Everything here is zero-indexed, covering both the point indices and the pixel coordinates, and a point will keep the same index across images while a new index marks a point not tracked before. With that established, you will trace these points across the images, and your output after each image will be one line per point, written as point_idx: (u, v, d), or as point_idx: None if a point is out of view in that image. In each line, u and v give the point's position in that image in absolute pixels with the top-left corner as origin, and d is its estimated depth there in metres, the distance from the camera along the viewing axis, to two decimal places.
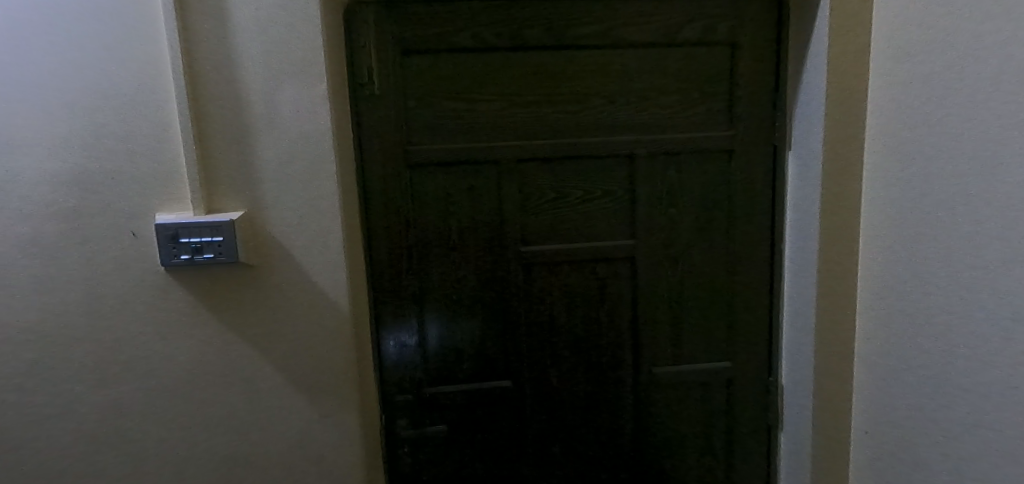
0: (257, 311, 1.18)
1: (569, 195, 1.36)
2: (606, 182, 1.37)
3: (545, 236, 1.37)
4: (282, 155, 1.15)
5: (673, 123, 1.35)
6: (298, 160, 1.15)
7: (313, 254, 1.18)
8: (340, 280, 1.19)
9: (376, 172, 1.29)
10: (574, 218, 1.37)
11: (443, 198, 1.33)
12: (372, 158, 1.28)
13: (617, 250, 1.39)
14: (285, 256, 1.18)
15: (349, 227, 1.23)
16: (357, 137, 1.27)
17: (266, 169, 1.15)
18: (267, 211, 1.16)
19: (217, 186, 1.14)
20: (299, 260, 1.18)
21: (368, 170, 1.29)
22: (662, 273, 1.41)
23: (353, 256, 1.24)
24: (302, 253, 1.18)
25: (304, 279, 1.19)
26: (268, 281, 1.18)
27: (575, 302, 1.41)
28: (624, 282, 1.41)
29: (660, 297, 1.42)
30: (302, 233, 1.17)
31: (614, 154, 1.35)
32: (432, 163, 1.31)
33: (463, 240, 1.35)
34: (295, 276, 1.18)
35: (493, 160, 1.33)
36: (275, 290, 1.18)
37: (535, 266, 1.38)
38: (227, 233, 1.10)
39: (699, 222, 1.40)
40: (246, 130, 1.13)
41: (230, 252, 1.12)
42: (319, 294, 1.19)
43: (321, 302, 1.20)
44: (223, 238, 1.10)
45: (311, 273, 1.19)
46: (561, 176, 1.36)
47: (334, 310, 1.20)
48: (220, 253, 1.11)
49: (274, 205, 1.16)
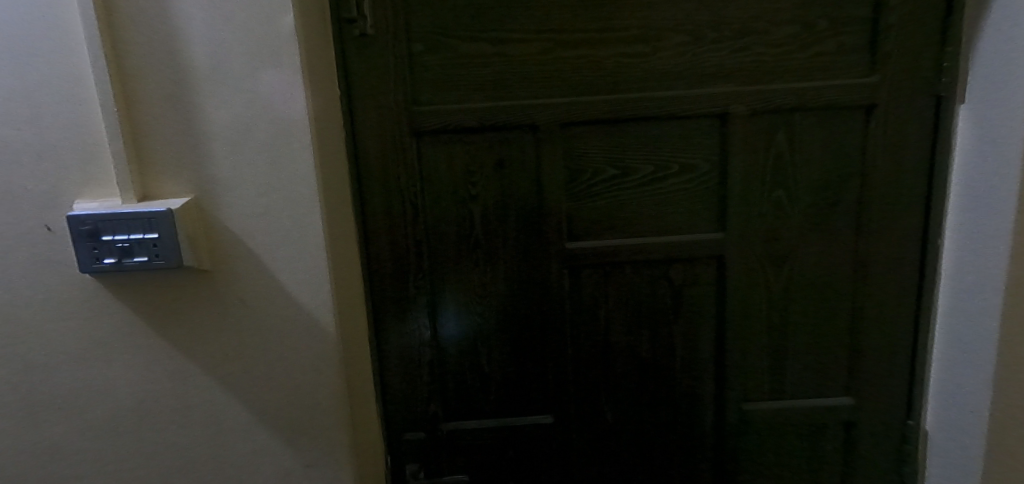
0: (218, 331, 0.89)
1: (633, 172, 0.99)
2: (686, 152, 0.99)
3: (601, 227, 1.01)
4: (238, 120, 0.82)
5: (787, 68, 0.95)
6: (256, 126, 0.82)
7: (283, 257, 0.87)
8: (323, 292, 0.88)
9: (373, 143, 0.96)
10: (640, 204, 1.01)
11: (462, 177, 0.99)
12: (366, 124, 0.95)
13: (699, 247, 1.01)
14: (249, 259, 0.87)
15: (334, 218, 0.90)
16: (346, 96, 0.94)
17: (217, 140, 0.83)
18: (218, 199, 0.85)
19: (156, 163, 0.83)
20: (266, 264, 0.87)
21: (361, 140, 0.96)
22: (763, 279, 1.03)
23: (340, 258, 0.92)
24: (271, 255, 0.87)
25: (275, 291, 0.88)
26: (229, 291, 0.88)
27: (639, 316, 1.05)
28: (707, 290, 1.04)
29: (759, 311, 1.04)
30: (271, 229, 0.86)
31: (699, 113, 0.96)
32: (448, 129, 0.97)
33: (490, 233, 1.01)
34: (263, 286, 0.88)
35: (529, 123, 0.97)
36: (239, 303, 0.89)
37: (586, 268, 1.03)
38: (164, 229, 0.81)
39: (817, 210, 1.00)
40: (186, 85, 0.81)
41: (170, 254, 0.82)
42: (295, 310, 0.89)
43: (298, 320, 0.89)
44: (158, 236, 0.81)
45: (283, 281, 0.88)
46: (624, 144, 0.98)
47: (315, 332, 0.90)
48: (155, 256, 0.82)
49: (232, 189, 0.84)
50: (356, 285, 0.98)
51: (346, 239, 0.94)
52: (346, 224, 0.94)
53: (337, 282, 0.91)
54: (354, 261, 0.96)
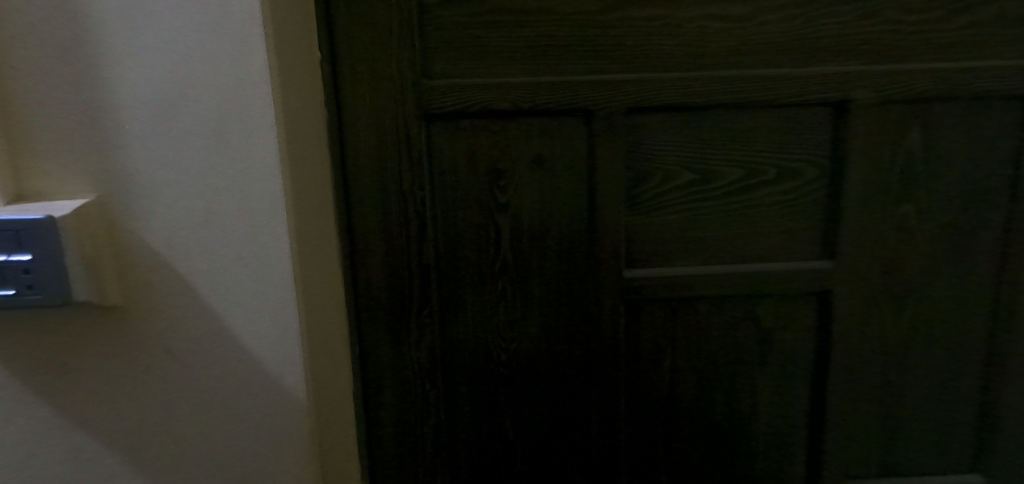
0: (135, 403, 0.57)
1: (718, 178, 0.74)
2: (787, 153, 0.74)
3: (670, 249, 0.76)
4: (160, 70, 0.48)
5: (932, 42, 0.70)
6: (205, 75, 0.48)
7: (236, 294, 0.55)
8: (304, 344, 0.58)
9: (365, 129, 0.69)
10: (723, 221, 0.75)
11: (487, 179, 0.73)
12: (355, 102, 0.69)
13: (798, 279, 0.76)
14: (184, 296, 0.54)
15: (309, 233, 0.61)
16: (329, 63, 0.68)
17: (129, 102, 0.48)
18: (138, 196, 0.51)
19: (21, 142, 0.49)
20: (214, 304, 0.54)
21: (349, 125, 0.69)
22: (878, 322, 0.78)
23: (316, 291, 0.63)
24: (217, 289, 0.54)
25: (223, 346, 0.56)
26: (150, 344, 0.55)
27: (714, 367, 0.80)
28: (805, 335, 0.79)
29: (870, 361, 0.79)
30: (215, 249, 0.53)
31: (809, 101, 0.71)
32: (470, 113, 0.70)
33: (523, 255, 0.75)
34: (204, 337, 0.55)
35: (581, 108, 0.71)
36: (168, 360, 0.56)
37: (647, 303, 0.77)
38: (40, 250, 0.47)
39: (954, 234, 0.76)
40: (75, 6, 0.46)
41: (50, 288, 0.48)
42: (255, 374, 0.57)
43: (259, 388, 0.57)
44: (30, 258, 0.47)
45: (242, 331, 0.56)
46: (707, 140, 0.73)
47: (286, 407, 0.58)
48: (25, 290, 0.48)
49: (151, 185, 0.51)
50: (339, 327, 0.70)
51: (326, 262, 0.66)
52: (326, 241, 0.67)
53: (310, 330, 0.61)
54: (337, 292, 0.69)
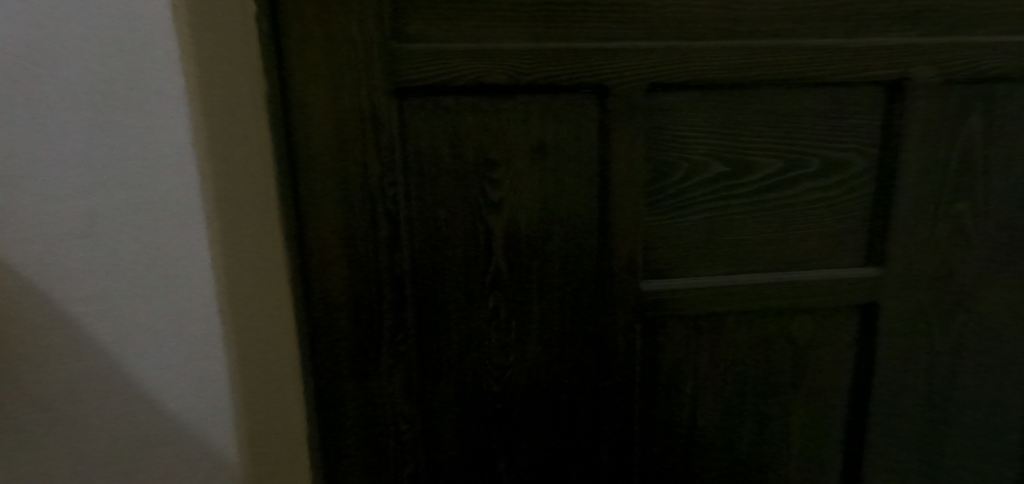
0: (11, 456, 0.44)
1: (754, 170, 0.62)
2: (834, 141, 0.62)
3: (694, 255, 0.64)
4: (44, 26, 0.39)
5: (1006, 10, 0.59)
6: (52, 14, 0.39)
7: (149, 304, 0.45)
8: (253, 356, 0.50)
9: (320, 109, 0.54)
10: (757, 222, 0.63)
11: (476, 172, 0.59)
12: (305, 73, 0.53)
13: (840, 289, 0.66)
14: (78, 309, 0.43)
15: (244, 236, 0.48)
16: (270, 21, 0.51)
17: None
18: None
19: None
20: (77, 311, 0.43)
21: (298, 102, 0.53)
22: (925, 336, 0.68)
23: (256, 308, 0.50)
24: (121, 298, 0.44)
25: (129, 371, 0.45)
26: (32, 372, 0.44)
27: (741, 392, 0.69)
28: (843, 353, 0.69)
29: (915, 382, 0.70)
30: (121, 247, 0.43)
31: (862, 78, 0.60)
32: (456, 87, 0.56)
33: (519, 266, 0.61)
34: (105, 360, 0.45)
35: (593, 84, 0.57)
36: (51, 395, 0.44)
37: (666, 320, 0.65)
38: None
39: (1011, 236, 0.66)
40: None
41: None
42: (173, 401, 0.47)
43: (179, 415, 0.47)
44: None
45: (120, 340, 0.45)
46: (742, 125, 0.60)
47: (221, 436, 0.48)
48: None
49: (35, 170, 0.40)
50: (292, 360, 0.56)
51: (270, 279, 0.52)
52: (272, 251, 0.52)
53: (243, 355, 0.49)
54: (288, 317, 0.54)
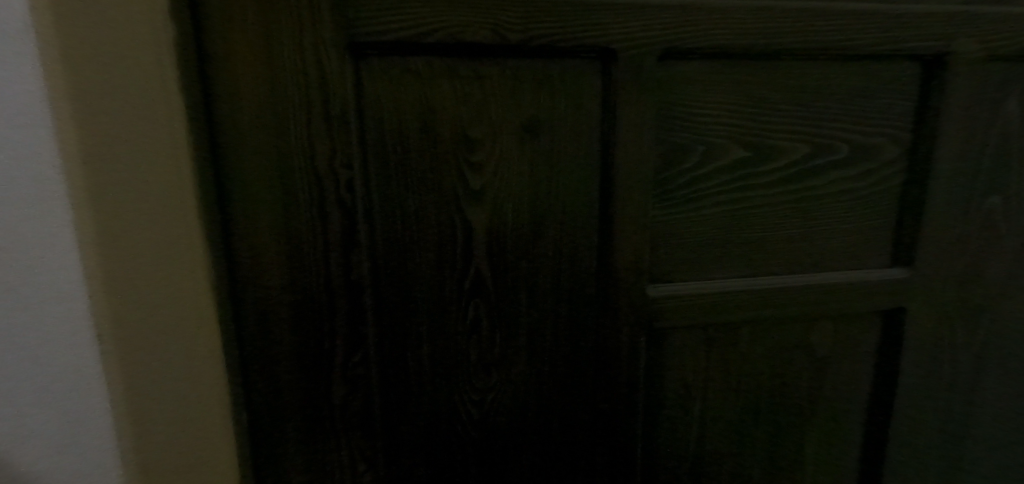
0: None
1: (776, 157, 0.53)
2: (865, 124, 0.54)
3: (707, 255, 0.55)
4: None
5: None
6: None
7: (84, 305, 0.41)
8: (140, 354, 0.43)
9: (250, 72, 0.42)
10: (778, 217, 0.55)
11: (452, 154, 0.48)
12: (228, 26, 0.41)
13: (865, 293, 0.58)
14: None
15: (135, 215, 0.40)
16: None
17: None
18: None
19: None
20: None
21: (220, 64, 0.42)
22: (950, 345, 0.62)
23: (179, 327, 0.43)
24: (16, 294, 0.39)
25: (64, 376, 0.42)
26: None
27: (753, 411, 0.61)
28: (864, 364, 0.61)
29: (937, 395, 0.63)
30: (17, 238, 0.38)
31: (901, 51, 0.52)
32: (426, 46, 0.45)
33: (504, 268, 0.51)
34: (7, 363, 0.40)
35: (594, 49, 0.47)
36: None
37: (674, 331, 0.56)
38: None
39: None
40: None
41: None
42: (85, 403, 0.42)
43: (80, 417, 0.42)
44: None
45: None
46: (765, 103, 0.51)
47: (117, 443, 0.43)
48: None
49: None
50: (213, 376, 0.46)
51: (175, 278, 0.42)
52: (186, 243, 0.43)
53: (131, 353, 0.42)
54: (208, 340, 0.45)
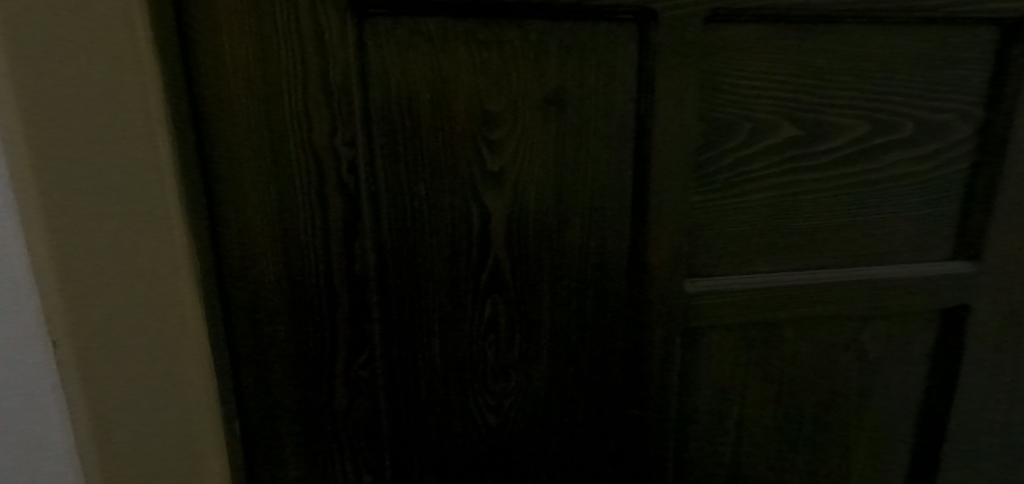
0: None
1: (832, 137, 0.47)
2: (933, 100, 0.48)
3: (751, 247, 0.49)
4: None
5: None
6: None
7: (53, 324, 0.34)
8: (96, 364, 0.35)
9: (237, 35, 0.37)
10: (831, 205, 0.49)
11: (468, 132, 0.42)
12: None
13: (924, 289, 0.52)
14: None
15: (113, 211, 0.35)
16: None
17: None
18: None
19: None
20: None
21: (203, 26, 0.36)
22: (1014, 347, 0.56)
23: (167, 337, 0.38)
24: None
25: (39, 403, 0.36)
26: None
27: (795, 418, 0.55)
28: (918, 367, 0.56)
29: (997, 401, 0.57)
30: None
31: (981, 15, 0.45)
32: (439, 6, 0.39)
33: (525, 262, 0.46)
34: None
35: (631, 10, 0.41)
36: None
37: (712, 331, 0.50)
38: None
39: None
40: None
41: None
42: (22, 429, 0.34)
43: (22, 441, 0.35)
44: None
45: None
46: (823, 74, 0.45)
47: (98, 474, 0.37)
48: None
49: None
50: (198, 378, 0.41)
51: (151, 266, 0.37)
52: (161, 228, 0.37)
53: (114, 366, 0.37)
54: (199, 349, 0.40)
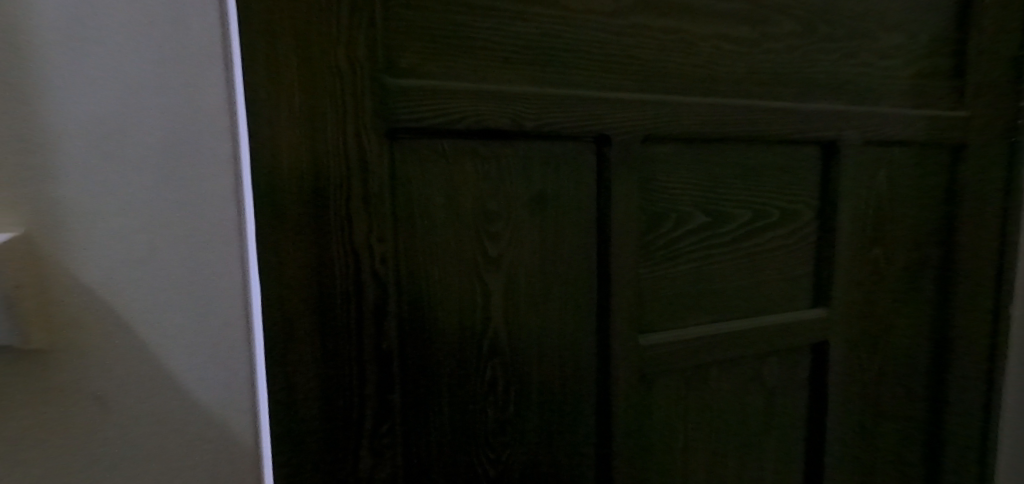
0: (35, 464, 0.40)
1: (729, 222, 0.64)
2: (788, 195, 0.67)
3: (682, 306, 0.63)
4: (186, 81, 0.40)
5: (891, 91, 0.72)
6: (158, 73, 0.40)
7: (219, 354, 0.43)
8: (223, 349, 0.43)
9: (296, 154, 0.44)
10: (733, 271, 0.65)
11: (473, 225, 0.52)
12: (279, 113, 0.43)
13: (800, 331, 0.70)
14: (83, 306, 0.40)
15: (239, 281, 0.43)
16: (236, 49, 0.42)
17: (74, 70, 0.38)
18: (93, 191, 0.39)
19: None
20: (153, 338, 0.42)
21: (269, 148, 0.43)
22: (857, 369, 0.76)
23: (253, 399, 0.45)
24: (117, 282, 0.40)
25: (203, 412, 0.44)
26: (63, 379, 0.40)
27: (722, 442, 0.69)
28: (801, 392, 0.73)
29: (852, 411, 0.76)
30: (114, 236, 0.40)
31: (808, 139, 0.66)
32: (453, 130, 0.49)
33: (519, 328, 0.55)
34: (123, 353, 0.41)
35: (594, 135, 0.55)
36: (90, 398, 0.40)
37: (659, 375, 0.63)
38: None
39: (906, 275, 0.78)
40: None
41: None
42: (178, 393, 0.43)
43: (177, 402, 0.43)
44: None
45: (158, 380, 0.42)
46: (719, 178, 0.63)
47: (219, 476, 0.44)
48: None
49: (35, 159, 0.38)
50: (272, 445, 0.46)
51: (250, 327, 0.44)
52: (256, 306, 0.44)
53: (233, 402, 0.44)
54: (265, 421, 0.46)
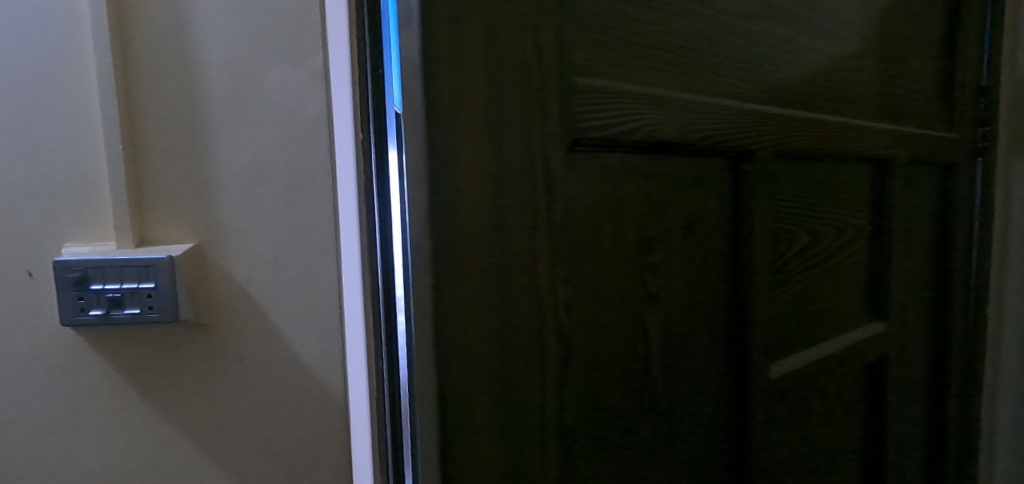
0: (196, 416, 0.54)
1: (821, 240, 0.62)
2: (856, 211, 0.68)
3: (794, 333, 0.59)
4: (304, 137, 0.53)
5: (917, 116, 0.77)
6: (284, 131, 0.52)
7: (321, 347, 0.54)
8: (319, 327, 0.54)
9: (479, 172, 0.35)
10: (822, 290, 0.64)
11: (638, 255, 0.43)
12: (461, 120, 0.34)
13: (867, 347, 0.70)
14: (230, 298, 0.53)
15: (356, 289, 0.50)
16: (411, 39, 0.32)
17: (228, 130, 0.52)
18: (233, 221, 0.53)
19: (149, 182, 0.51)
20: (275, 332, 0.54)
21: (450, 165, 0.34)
22: (899, 378, 0.79)
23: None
24: (250, 285, 0.53)
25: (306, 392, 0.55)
26: (216, 353, 0.54)
27: (820, 471, 0.66)
28: (866, 406, 0.74)
29: (895, 418, 0.79)
30: (250, 247, 0.53)
31: (871, 157, 0.68)
32: (627, 143, 0.40)
33: (676, 375, 0.47)
34: (252, 325, 0.54)
35: (739, 150, 0.49)
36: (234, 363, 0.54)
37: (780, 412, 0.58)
38: (160, 278, 0.49)
39: (924, 285, 0.84)
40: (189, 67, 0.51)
41: (167, 305, 0.50)
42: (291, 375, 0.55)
43: (297, 372, 0.55)
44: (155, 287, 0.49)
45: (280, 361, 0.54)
46: (815, 196, 0.61)
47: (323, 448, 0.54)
48: (146, 310, 0.49)
49: (191, 199, 0.52)
50: None
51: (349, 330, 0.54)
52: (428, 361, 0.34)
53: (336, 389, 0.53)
54: None
